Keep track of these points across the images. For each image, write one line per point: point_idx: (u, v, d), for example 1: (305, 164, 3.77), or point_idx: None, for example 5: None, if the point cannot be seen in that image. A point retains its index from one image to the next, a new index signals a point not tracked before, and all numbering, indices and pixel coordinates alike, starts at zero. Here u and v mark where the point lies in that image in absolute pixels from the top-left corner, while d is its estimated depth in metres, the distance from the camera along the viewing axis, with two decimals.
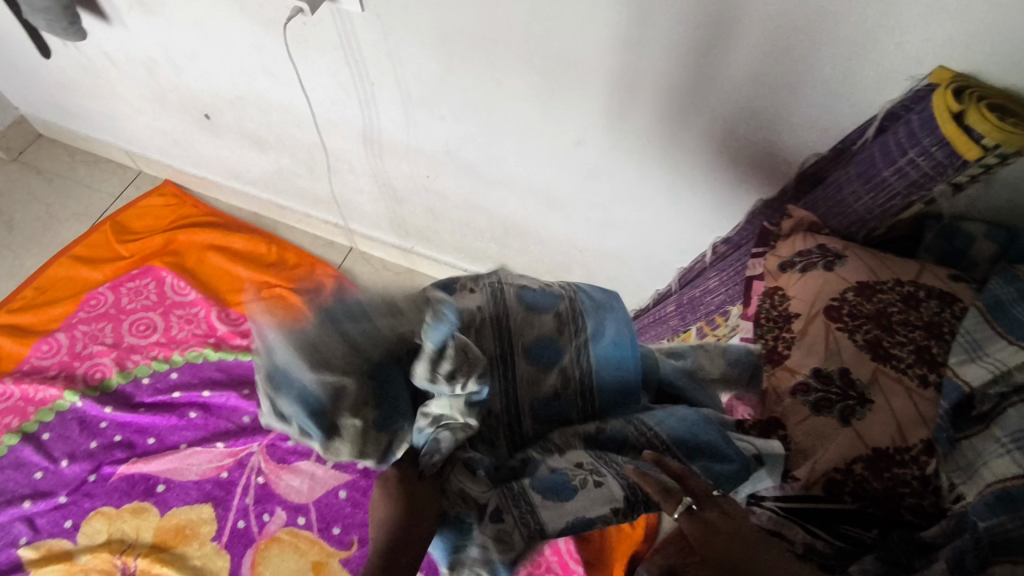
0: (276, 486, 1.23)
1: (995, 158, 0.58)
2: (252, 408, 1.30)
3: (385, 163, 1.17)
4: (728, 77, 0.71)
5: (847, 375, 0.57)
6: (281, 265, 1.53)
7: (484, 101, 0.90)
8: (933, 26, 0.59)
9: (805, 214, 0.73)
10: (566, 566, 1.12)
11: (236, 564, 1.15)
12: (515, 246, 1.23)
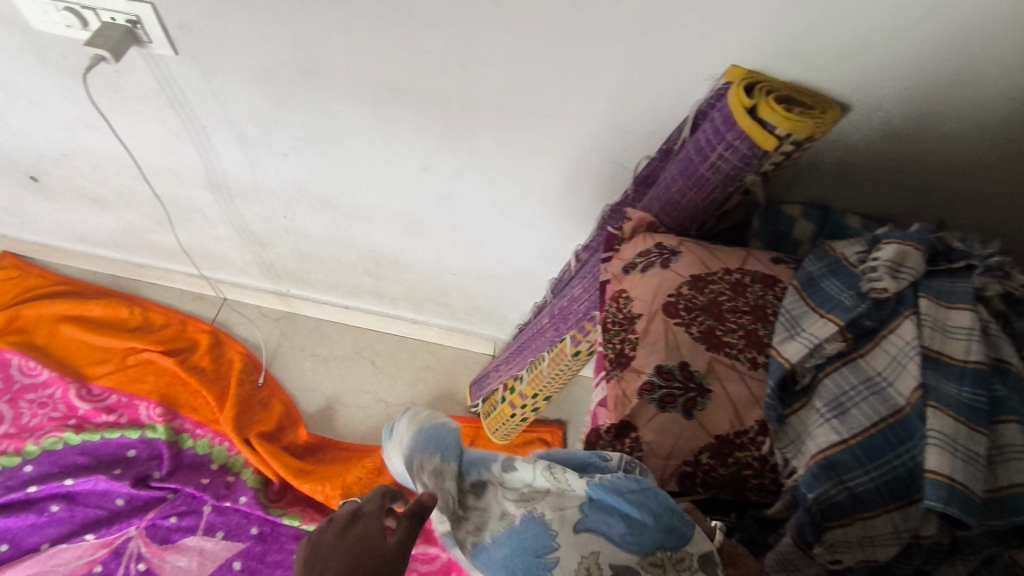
0: (161, 570, 1.13)
1: (792, 145, 0.61)
2: (125, 490, 1.19)
3: (239, 208, 1.11)
4: (551, 91, 0.73)
5: (686, 368, 0.58)
6: (148, 327, 1.41)
7: (325, 136, 0.88)
8: (717, 32, 0.63)
9: (642, 216, 0.75)
10: None
11: None
12: (390, 277, 1.20)
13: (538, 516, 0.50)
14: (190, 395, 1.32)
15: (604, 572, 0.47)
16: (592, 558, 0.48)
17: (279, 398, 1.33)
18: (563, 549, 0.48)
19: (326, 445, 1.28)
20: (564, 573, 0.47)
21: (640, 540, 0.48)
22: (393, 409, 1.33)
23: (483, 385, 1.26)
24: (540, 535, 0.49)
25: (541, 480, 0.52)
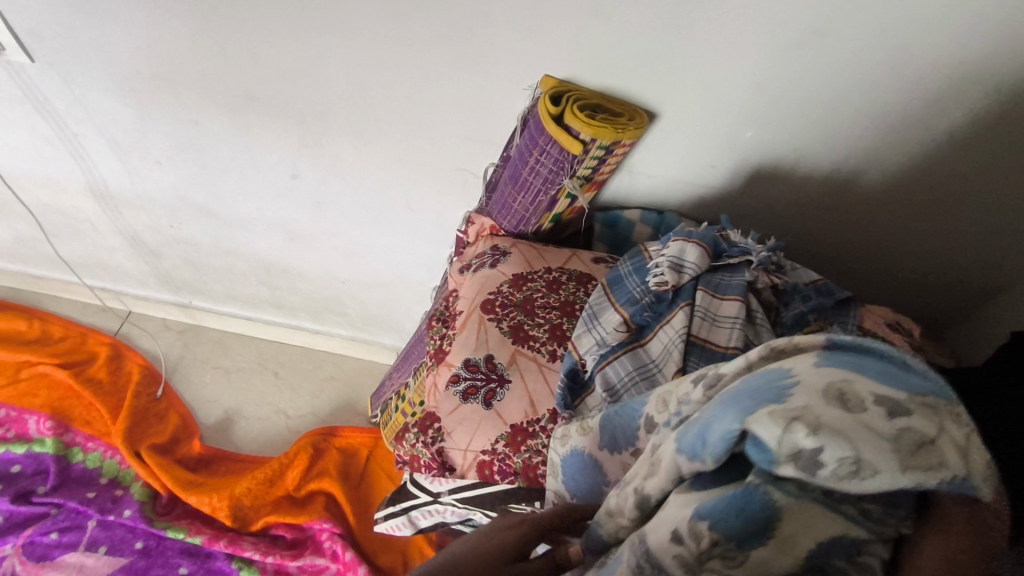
0: None
1: (600, 150, 0.65)
2: (4, 506, 1.16)
3: (125, 216, 1.10)
4: (390, 101, 0.76)
5: (491, 361, 0.61)
6: (45, 340, 1.38)
7: (191, 145, 0.89)
8: (525, 47, 0.66)
9: (485, 220, 0.78)
10: None
11: None
12: (285, 286, 1.20)
13: (766, 370, 0.35)
14: (84, 408, 1.29)
15: (866, 400, 0.30)
16: (842, 381, 0.31)
17: (176, 410, 1.31)
18: (803, 374, 0.32)
19: (221, 456, 1.27)
20: (812, 397, 0.31)
21: (911, 380, 0.32)
22: (292, 421, 1.33)
23: (381, 395, 1.26)
24: (771, 377, 0.34)
25: (753, 352, 0.38)
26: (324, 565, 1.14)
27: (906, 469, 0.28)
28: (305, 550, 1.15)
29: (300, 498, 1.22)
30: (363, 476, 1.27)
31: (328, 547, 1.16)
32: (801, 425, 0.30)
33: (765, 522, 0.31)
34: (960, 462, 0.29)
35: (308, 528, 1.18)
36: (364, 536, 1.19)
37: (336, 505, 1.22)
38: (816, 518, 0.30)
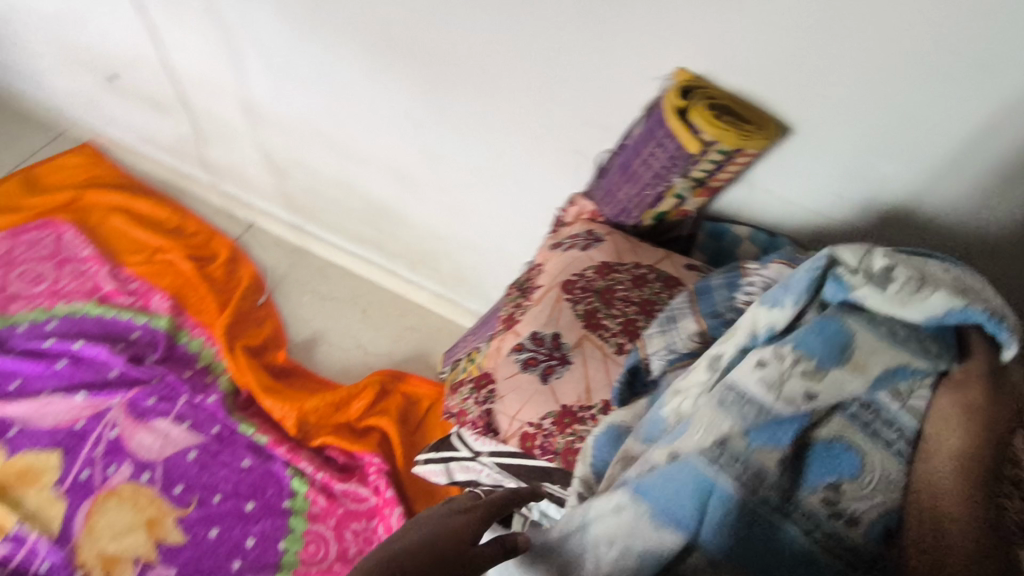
0: (128, 441, 1.25)
1: (719, 154, 0.62)
2: (120, 364, 1.33)
3: (265, 133, 1.20)
4: (517, 70, 0.78)
5: (557, 339, 0.62)
6: (181, 232, 1.55)
7: (331, 78, 0.96)
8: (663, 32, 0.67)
9: (586, 203, 0.77)
10: None
11: (71, 513, 1.18)
12: (388, 229, 1.26)
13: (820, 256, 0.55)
14: (198, 297, 1.44)
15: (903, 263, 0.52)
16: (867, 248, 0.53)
17: (272, 320, 1.42)
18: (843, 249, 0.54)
19: (299, 372, 1.37)
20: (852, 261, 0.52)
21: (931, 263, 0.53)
22: (367, 356, 1.40)
23: (454, 352, 1.30)
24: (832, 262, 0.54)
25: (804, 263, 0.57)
26: (366, 495, 1.22)
27: (950, 295, 0.48)
28: (352, 476, 1.24)
29: (357, 429, 1.29)
30: (419, 425, 1.32)
31: (373, 481, 1.23)
32: (850, 267, 0.52)
33: (843, 342, 0.49)
34: (986, 307, 0.49)
35: (359, 458, 1.25)
36: (407, 480, 1.24)
37: (388, 444, 1.28)
38: (879, 348, 0.49)
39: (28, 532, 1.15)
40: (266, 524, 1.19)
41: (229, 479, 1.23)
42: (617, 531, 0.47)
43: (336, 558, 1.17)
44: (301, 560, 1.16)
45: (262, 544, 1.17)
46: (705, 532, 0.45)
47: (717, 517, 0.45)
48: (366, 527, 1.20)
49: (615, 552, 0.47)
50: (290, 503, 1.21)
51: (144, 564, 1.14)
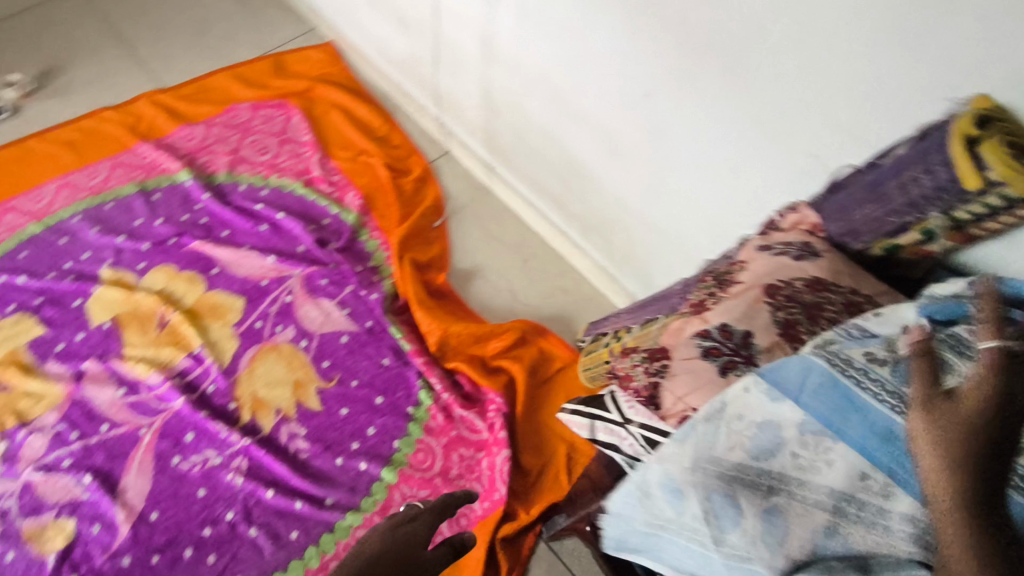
0: (297, 308, 1.41)
1: (999, 198, 0.57)
2: (308, 242, 1.49)
3: (492, 70, 1.25)
4: (784, 57, 0.76)
5: (747, 338, 0.62)
6: (386, 141, 1.68)
7: (580, 27, 0.99)
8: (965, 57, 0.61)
9: (810, 214, 0.72)
10: (492, 483, 1.23)
11: (240, 353, 1.36)
12: (575, 189, 1.28)
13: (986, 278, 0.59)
14: (385, 204, 1.56)
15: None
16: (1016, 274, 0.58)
17: (442, 243, 1.51)
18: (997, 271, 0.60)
19: (452, 297, 1.44)
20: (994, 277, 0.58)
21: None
22: (516, 304, 1.45)
23: (600, 327, 1.31)
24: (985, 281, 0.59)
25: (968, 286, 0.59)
26: (480, 428, 1.28)
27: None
28: (473, 406, 1.30)
29: (489, 366, 1.35)
30: (546, 382, 1.35)
31: (491, 417, 1.28)
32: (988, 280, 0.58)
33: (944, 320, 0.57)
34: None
35: (484, 392, 1.31)
36: (521, 427, 1.28)
37: (513, 390, 1.33)
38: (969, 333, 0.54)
39: (205, 356, 1.34)
40: (388, 420, 1.29)
41: (369, 370, 1.34)
42: (746, 406, 0.57)
43: (438, 473, 1.24)
44: (408, 463, 1.25)
45: (381, 436, 1.28)
46: (812, 413, 0.55)
47: (816, 388, 0.55)
48: (471, 456, 1.26)
49: (745, 424, 0.57)
50: (413, 409, 1.30)
51: (283, 416, 1.29)
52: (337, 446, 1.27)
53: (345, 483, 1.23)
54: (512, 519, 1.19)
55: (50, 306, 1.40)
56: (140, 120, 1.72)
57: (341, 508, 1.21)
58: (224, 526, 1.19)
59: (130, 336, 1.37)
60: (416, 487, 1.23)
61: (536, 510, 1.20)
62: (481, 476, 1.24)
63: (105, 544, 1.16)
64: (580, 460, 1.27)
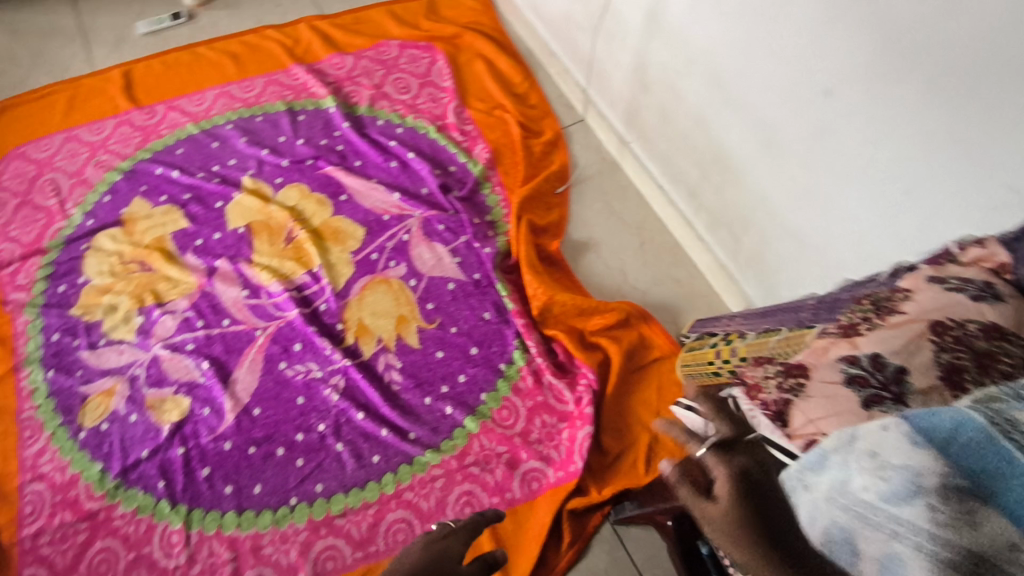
0: (412, 248, 1.45)
1: None
2: (433, 185, 1.52)
3: (654, 43, 1.24)
4: (1008, 75, 0.69)
5: (901, 373, 0.55)
6: (523, 99, 1.68)
7: (768, 11, 0.96)
8: None
9: (999, 252, 0.63)
10: (570, 455, 1.24)
11: (353, 279, 1.42)
12: (714, 180, 1.24)
13: None
14: (511, 162, 1.56)
15: None
16: None
17: (560, 211, 1.50)
18: None
19: (562, 265, 1.43)
20: None
21: None
22: (624, 285, 1.43)
23: (708, 325, 1.28)
24: None
25: None
26: (567, 399, 1.29)
27: None
28: (564, 377, 1.30)
29: (586, 341, 1.34)
30: (640, 369, 1.33)
31: (580, 392, 1.28)
32: None
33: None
34: None
35: (577, 365, 1.32)
36: (608, 407, 1.28)
37: (605, 369, 1.32)
38: None
39: (322, 276, 1.42)
40: (480, 372, 1.32)
41: (469, 320, 1.37)
42: (879, 445, 0.47)
43: (518, 433, 1.27)
44: (491, 416, 1.28)
45: (470, 385, 1.31)
46: (959, 465, 0.43)
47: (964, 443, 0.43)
48: (553, 424, 1.27)
49: (877, 463, 0.47)
50: (505, 367, 1.33)
51: (383, 347, 1.35)
52: (428, 386, 1.31)
53: (429, 422, 1.28)
54: (583, 494, 1.20)
55: (194, 203, 1.52)
56: (298, 42, 1.80)
57: (422, 444, 1.25)
58: (315, 436, 1.26)
59: (260, 244, 1.46)
60: (495, 441, 1.26)
61: (608, 492, 1.20)
62: (559, 446, 1.25)
63: (212, 426, 1.26)
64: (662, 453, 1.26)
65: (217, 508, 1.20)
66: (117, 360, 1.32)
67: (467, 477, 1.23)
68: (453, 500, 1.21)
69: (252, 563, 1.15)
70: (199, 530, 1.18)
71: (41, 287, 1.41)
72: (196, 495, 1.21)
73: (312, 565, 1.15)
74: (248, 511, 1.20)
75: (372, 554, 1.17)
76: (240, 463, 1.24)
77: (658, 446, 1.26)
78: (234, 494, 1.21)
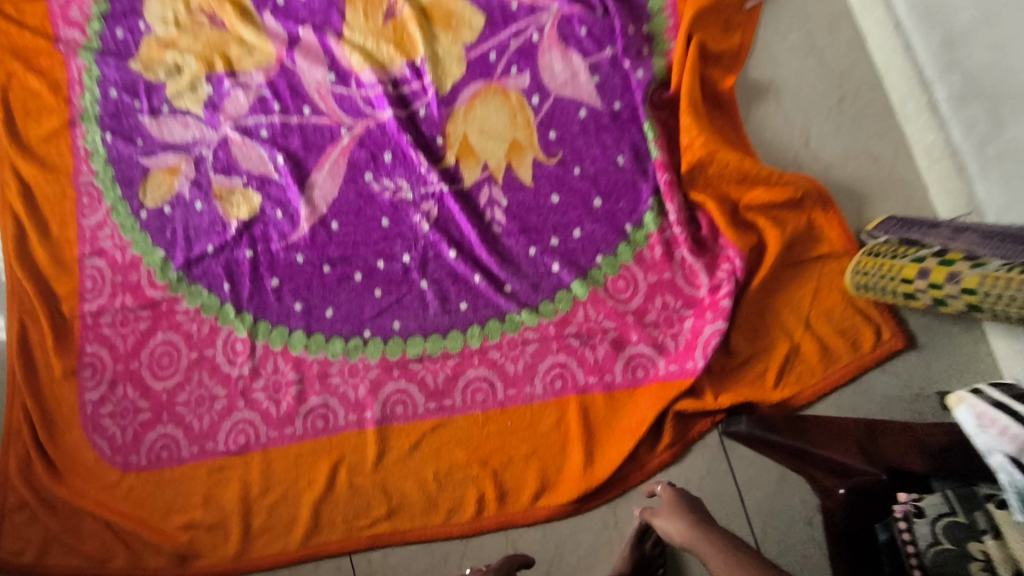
0: (541, 55, 1.13)
1: None
2: None
3: None
4: None
5: None
6: None
7: None
8: None
9: None
10: (690, 349, 1.04)
11: (462, 83, 1.13)
12: (1007, 28, 0.90)
13: None
14: None
15: None
16: None
17: (743, 36, 1.12)
18: None
19: (731, 113, 1.10)
20: None
21: None
22: (804, 153, 1.10)
23: (906, 230, 0.99)
24: None
25: None
26: (700, 284, 1.05)
27: None
28: (702, 256, 1.06)
29: (738, 217, 1.07)
30: (798, 265, 1.07)
31: (718, 280, 1.05)
32: None
33: None
34: None
35: (721, 245, 1.06)
36: (748, 303, 1.05)
37: (755, 257, 1.06)
38: None
39: (425, 73, 1.13)
40: (600, 230, 1.08)
41: (598, 163, 1.10)
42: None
43: (632, 310, 1.06)
44: (604, 285, 1.07)
45: (586, 243, 1.08)
46: None
47: None
48: (676, 309, 1.06)
49: None
50: (631, 229, 1.08)
51: (489, 177, 1.10)
52: (535, 234, 1.09)
53: (531, 276, 1.08)
54: (695, 397, 1.03)
55: None
56: None
57: (518, 302, 1.07)
58: (398, 266, 1.09)
59: (354, 16, 1.16)
60: (602, 315, 1.06)
61: (726, 401, 1.03)
62: (678, 336, 1.05)
63: (284, 233, 1.10)
64: (799, 369, 1.05)
65: (285, 324, 1.08)
66: (181, 134, 1.12)
67: (564, 348, 1.06)
68: (543, 370, 1.06)
69: (318, 389, 1.06)
70: (265, 344, 1.08)
71: (96, 26, 1.17)
72: (263, 305, 1.08)
73: (381, 406, 1.06)
74: (317, 334, 1.08)
75: (446, 408, 1.06)
76: (313, 281, 1.09)
77: (796, 358, 1.05)
78: (304, 313, 1.08)
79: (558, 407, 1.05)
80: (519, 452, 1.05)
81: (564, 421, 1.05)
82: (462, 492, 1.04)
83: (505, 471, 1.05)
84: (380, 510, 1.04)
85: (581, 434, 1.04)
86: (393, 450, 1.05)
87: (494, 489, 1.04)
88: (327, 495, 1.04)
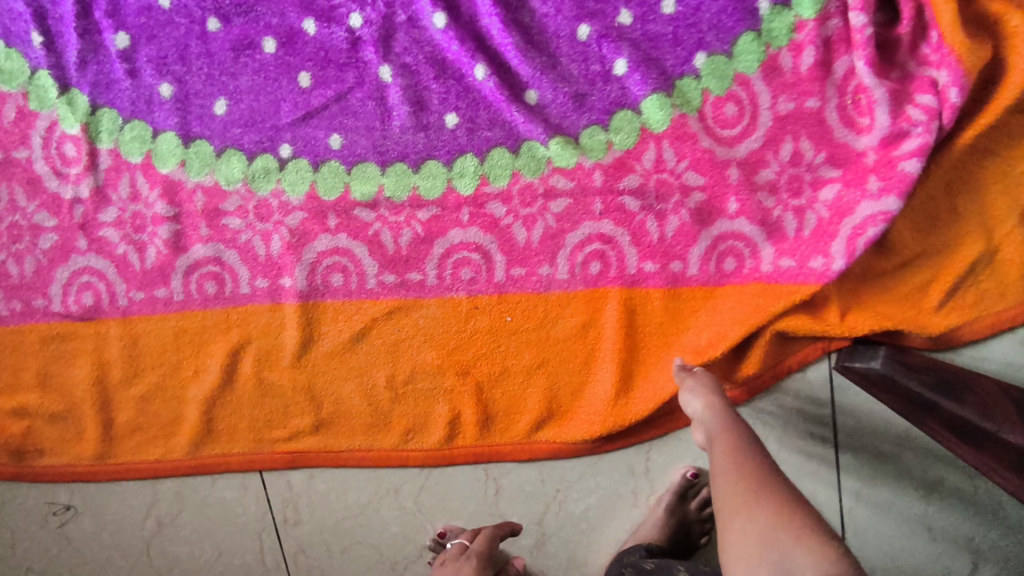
0: None
1: None
2: None
3: None
4: None
5: None
6: None
7: None
8: None
9: None
10: (819, 238, 0.62)
11: None
12: None
13: None
14: None
15: None
16: None
17: None
18: None
19: None
20: None
21: None
22: None
23: None
24: None
25: None
26: (866, 126, 0.60)
27: None
28: (887, 77, 0.59)
29: (967, 10, 0.58)
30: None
31: (904, 123, 0.59)
32: None
33: None
34: None
35: (924, 60, 0.59)
36: (934, 176, 0.63)
37: (976, 90, 0.60)
38: None
39: None
40: (710, 6, 0.60)
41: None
42: None
43: (738, 160, 0.62)
44: (698, 110, 0.62)
45: (679, 27, 0.61)
46: None
47: None
48: (811, 167, 0.62)
49: None
50: (765, 8, 0.59)
51: None
52: (592, 1, 0.61)
53: (573, 79, 0.62)
54: (811, 314, 0.64)
55: None
56: None
57: (546, 124, 0.63)
58: (342, 36, 0.62)
59: None
60: (683, 162, 0.62)
61: (860, 324, 0.63)
62: (805, 212, 0.62)
63: None
64: (987, 285, 0.64)
65: (145, 118, 0.64)
66: None
67: (612, 211, 0.64)
68: (573, 244, 0.65)
69: (204, 235, 0.66)
70: (114, 151, 0.64)
71: None
72: (106, 81, 0.63)
73: (307, 273, 0.66)
74: (202, 143, 0.64)
75: (412, 286, 0.66)
76: (191, 47, 0.62)
77: (989, 270, 0.64)
78: (176, 103, 0.63)
79: (589, 304, 0.66)
80: (519, 364, 0.68)
81: (596, 326, 0.66)
82: (426, 408, 0.69)
83: (495, 387, 0.68)
84: (304, 421, 0.69)
85: (619, 348, 0.66)
86: (324, 340, 0.68)
87: (474, 408, 0.69)
88: (223, 393, 0.69)
